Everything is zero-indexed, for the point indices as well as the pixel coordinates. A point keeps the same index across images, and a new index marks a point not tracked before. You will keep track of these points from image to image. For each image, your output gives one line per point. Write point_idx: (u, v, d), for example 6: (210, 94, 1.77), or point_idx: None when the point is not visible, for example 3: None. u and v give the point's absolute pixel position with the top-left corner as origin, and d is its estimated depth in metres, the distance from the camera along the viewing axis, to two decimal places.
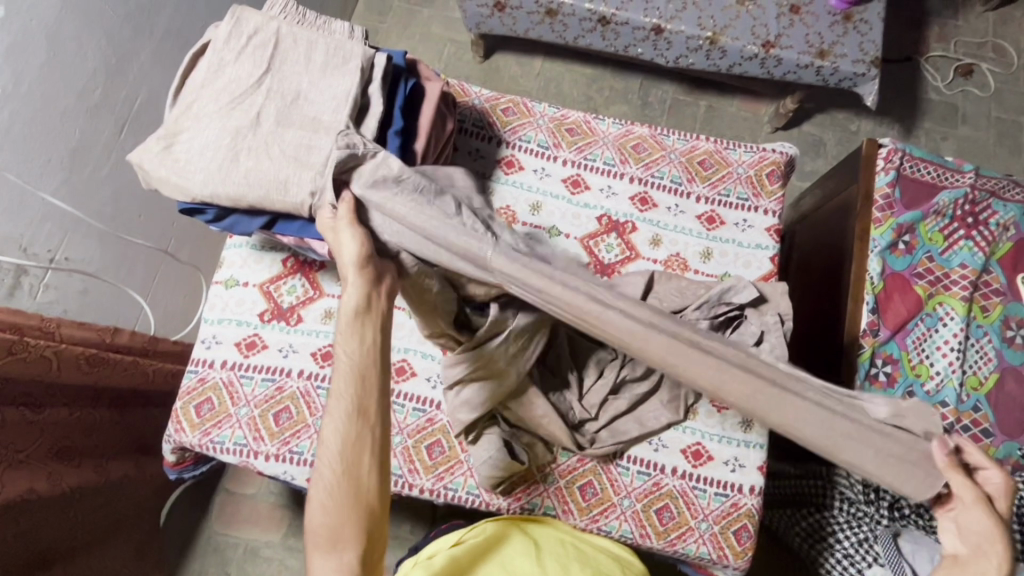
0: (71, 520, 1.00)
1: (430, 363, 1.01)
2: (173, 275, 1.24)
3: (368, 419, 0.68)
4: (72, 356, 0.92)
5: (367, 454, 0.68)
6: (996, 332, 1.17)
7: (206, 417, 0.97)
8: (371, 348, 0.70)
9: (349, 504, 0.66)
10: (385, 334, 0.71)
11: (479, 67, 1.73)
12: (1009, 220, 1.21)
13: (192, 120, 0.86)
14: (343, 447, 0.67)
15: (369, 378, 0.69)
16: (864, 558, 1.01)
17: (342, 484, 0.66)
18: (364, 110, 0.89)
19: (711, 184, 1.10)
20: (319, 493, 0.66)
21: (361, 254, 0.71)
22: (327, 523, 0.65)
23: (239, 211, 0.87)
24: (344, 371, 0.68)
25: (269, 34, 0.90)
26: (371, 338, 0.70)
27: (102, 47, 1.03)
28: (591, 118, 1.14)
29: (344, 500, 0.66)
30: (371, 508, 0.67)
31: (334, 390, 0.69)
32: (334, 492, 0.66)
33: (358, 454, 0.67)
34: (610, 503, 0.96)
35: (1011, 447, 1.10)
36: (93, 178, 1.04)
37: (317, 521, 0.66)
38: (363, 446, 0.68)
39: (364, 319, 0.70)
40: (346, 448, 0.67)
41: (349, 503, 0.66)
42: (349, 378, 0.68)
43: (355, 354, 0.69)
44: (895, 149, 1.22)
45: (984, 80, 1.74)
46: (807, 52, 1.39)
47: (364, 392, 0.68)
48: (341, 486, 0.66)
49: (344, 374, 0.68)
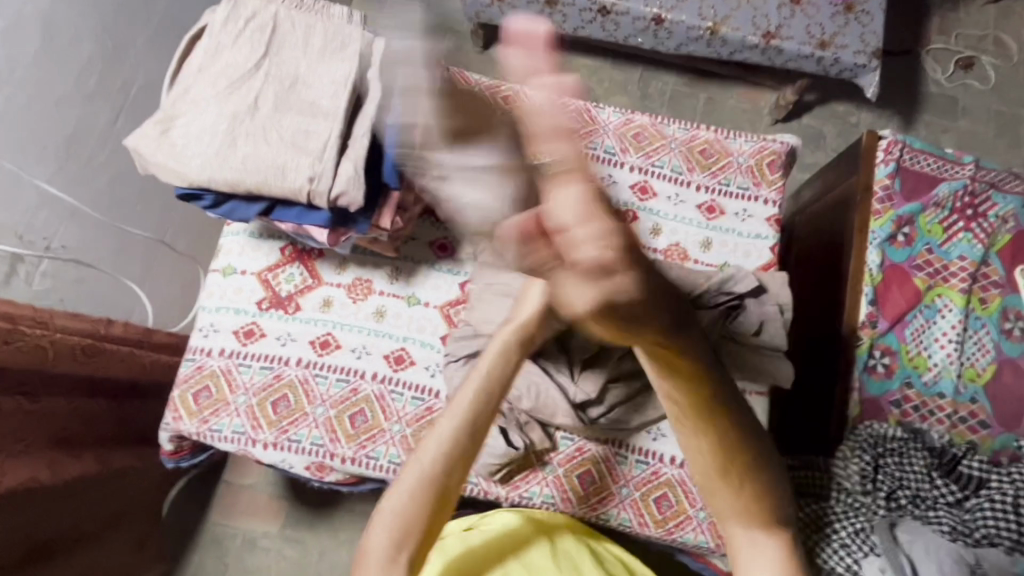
0: (71, 510, 0.99)
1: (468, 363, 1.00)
2: (170, 264, 1.24)
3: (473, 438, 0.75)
4: (68, 346, 0.91)
5: (461, 463, 0.74)
6: (995, 324, 1.17)
7: (204, 405, 0.97)
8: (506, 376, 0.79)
9: (431, 500, 0.71)
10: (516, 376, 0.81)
11: (478, 58, 1.73)
12: (1008, 212, 1.21)
13: (189, 106, 0.85)
14: (447, 449, 0.73)
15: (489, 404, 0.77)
16: (861, 547, 1.00)
17: (433, 481, 0.72)
18: (363, 97, 0.89)
19: (712, 174, 1.10)
20: (410, 480, 0.72)
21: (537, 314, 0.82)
22: (405, 510, 0.70)
23: (238, 197, 0.87)
24: (476, 384, 0.77)
25: (267, 19, 0.89)
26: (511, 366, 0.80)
27: (99, 33, 1.03)
28: (591, 106, 1.13)
29: (427, 495, 0.71)
30: (442, 513, 0.72)
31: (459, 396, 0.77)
32: (423, 484, 0.71)
33: (455, 461, 0.73)
34: (609, 491, 0.96)
35: (1007, 438, 1.11)
36: (89, 165, 1.03)
37: (398, 505, 0.70)
38: (462, 456, 0.74)
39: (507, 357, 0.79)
40: (450, 451, 0.73)
41: (433, 500, 0.71)
42: (479, 398, 0.77)
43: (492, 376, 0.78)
44: (895, 140, 1.22)
45: (984, 73, 1.74)
46: (809, 43, 1.38)
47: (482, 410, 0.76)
48: (431, 482, 0.72)
49: (474, 390, 0.77)
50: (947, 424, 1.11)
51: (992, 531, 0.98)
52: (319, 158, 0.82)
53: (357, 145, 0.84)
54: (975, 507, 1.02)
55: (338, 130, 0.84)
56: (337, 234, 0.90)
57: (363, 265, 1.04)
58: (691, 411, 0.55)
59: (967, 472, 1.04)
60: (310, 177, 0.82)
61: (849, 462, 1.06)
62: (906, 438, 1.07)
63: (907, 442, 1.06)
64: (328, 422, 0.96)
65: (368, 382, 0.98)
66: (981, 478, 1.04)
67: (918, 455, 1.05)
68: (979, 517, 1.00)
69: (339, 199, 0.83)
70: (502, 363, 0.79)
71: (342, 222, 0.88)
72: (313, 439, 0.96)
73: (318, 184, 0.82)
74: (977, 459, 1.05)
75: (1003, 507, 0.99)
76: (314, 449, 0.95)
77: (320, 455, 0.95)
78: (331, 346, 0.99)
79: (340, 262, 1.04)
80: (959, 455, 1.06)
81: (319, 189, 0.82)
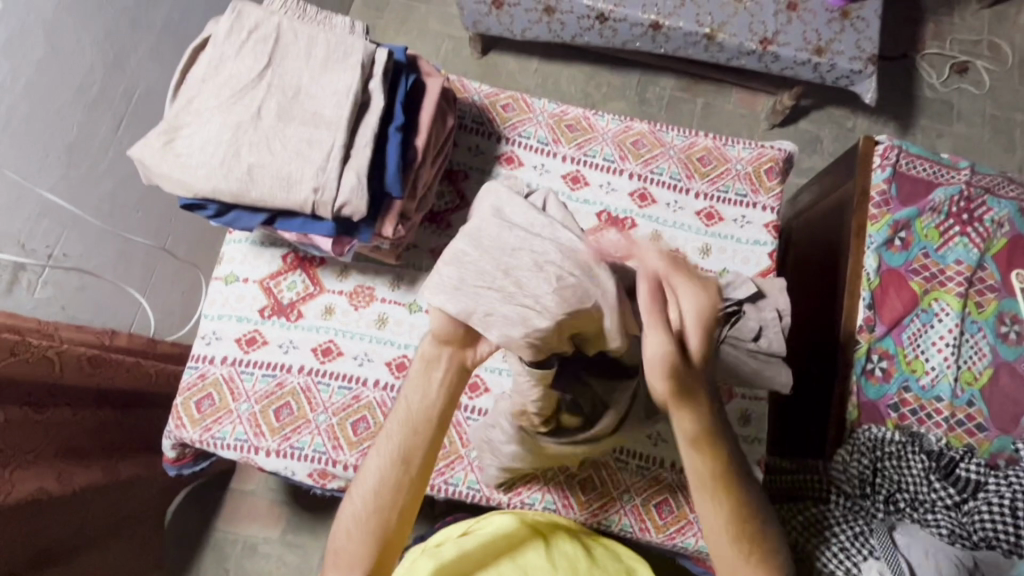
0: (79, 519, 1.00)
1: (498, 377, 1.01)
2: (172, 272, 1.24)
3: (407, 468, 0.69)
4: (75, 357, 0.92)
5: (401, 500, 0.70)
6: (991, 328, 1.18)
7: (206, 413, 0.97)
8: (433, 404, 0.69)
9: (373, 539, 0.69)
10: (450, 394, 0.70)
11: (476, 63, 1.73)
12: (1003, 217, 1.22)
13: (192, 116, 0.86)
14: (380, 488, 0.69)
15: (418, 430, 0.69)
16: (860, 551, 1.00)
17: (371, 519, 0.69)
18: (365, 106, 0.89)
19: (710, 181, 1.11)
20: (347, 519, 0.69)
21: (441, 336, 0.66)
22: (347, 548, 0.69)
23: (241, 206, 0.87)
24: (398, 416, 0.69)
25: (269, 29, 0.89)
26: (439, 388, 0.69)
27: (100, 42, 1.03)
28: (590, 114, 1.14)
29: (367, 535, 0.69)
30: (387, 549, 0.70)
31: (387, 429, 0.70)
32: (358, 522, 0.69)
33: (393, 498, 0.69)
34: (610, 497, 0.97)
35: (1004, 441, 1.12)
36: (91, 175, 1.04)
37: (340, 542, 0.70)
38: (396, 490, 0.69)
39: (431, 375, 0.69)
40: (382, 491, 0.69)
41: (374, 539, 0.69)
42: (404, 428, 0.69)
43: (415, 405, 0.69)
44: (891, 145, 1.23)
45: (978, 78, 1.75)
46: (805, 49, 1.39)
47: (413, 443, 0.69)
48: (368, 521, 0.69)
49: (399, 418, 0.69)
50: (944, 428, 1.12)
51: (991, 534, 1.00)
52: (322, 168, 0.83)
53: (359, 155, 0.85)
54: (974, 510, 1.03)
55: (341, 140, 0.85)
56: (342, 243, 0.91)
57: (365, 273, 1.04)
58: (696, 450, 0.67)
59: (965, 476, 1.05)
60: (314, 187, 0.83)
61: (848, 464, 1.07)
62: (903, 442, 1.07)
63: (905, 445, 1.06)
64: (330, 429, 0.97)
65: (370, 389, 0.98)
66: (978, 481, 1.04)
67: (917, 458, 1.06)
68: (978, 520, 1.01)
69: (342, 208, 0.84)
70: (425, 387, 0.69)
71: (347, 232, 0.89)
72: (316, 446, 0.96)
73: (322, 195, 0.83)
74: (975, 462, 1.06)
75: (1001, 511, 1.00)
76: (316, 457, 0.96)
77: (322, 462, 0.96)
78: (333, 353, 1.00)
79: (342, 269, 1.04)
80: (956, 458, 1.07)
81: (323, 200, 0.83)
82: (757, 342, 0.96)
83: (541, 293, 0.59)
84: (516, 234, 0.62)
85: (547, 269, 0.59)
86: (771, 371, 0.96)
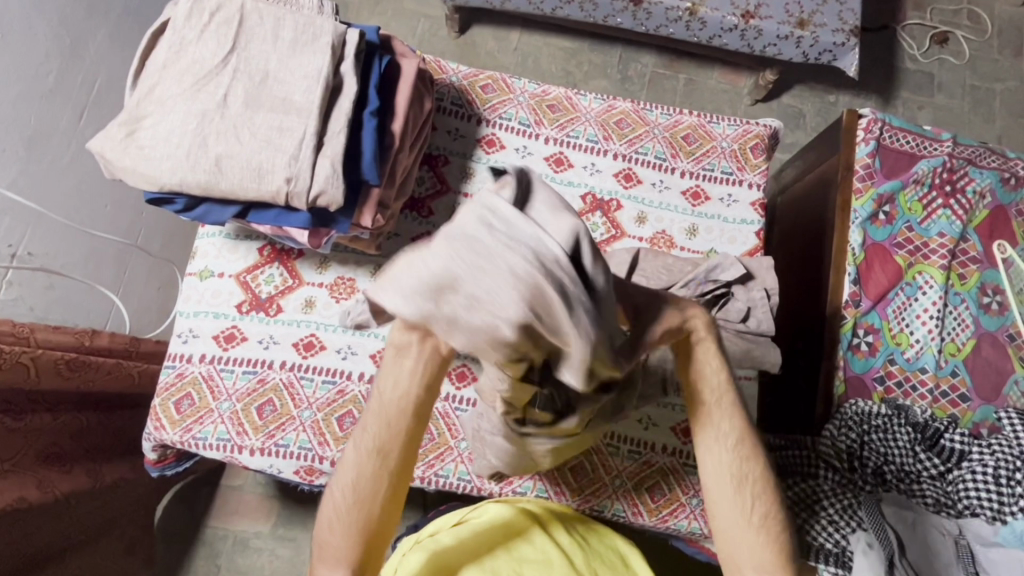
0: (67, 525, 0.97)
1: None
2: (145, 268, 1.19)
3: (385, 460, 0.64)
4: (51, 361, 0.88)
5: (382, 493, 0.65)
6: (974, 299, 1.18)
7: (186, 413, 0.94)
8: (408, 392, 0.62)
9: (357, 533, 0.65)
10: (425, 381, 0.62)
11: (454, 43, 1.69)
12: (985, 187, 1.22)
13: (155, 105, 0.82)
14: (358, 481, 0.64)
15: (392, 422, 0.63)
16: (847, 523, 1.00)
17: (352, 511, 0.65)
18: (338, 91, 0.86)
19: (696, 159, 1.09)
20: (328, 513, 0.65)
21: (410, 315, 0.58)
22: (330, 542, 0.65)
23: (211, 200, 0.84)
24: (373, 408, 0.64)
25: (232, 10, 0.85)
26: (411, 377, 0.61)
27: (54, 29, 0.98)
28: (573, 94, 1.11)
29: (350, 528, 0.65)
30: (374, 544, 0.65)
31: (363, 421, 0.65)
32: (341, 515, 0.65)
33: (374, 491, 0.65)
34: (602, 483, 0.97)
35: (987, 410, 1.13)
36: (53, 168, 0.99)
37: (324, 538, 0.66)
38: (376, 483, 0.65)
39: (402, 362, 0.62)
40: (360, 485, 0.64)
41: (358, 533, 0.65)
42: (378, 421, 0.64)
43: (389, 393, 0.63)
44: (875, 119, 1.22)
45: (958, 48, 1.74)
46: (788, 22, 1.37)
47: (390, 435, 0.64)
48: (349, 513, 0.65)
49: (375, 411, 0.64)
50: (929, 400, 1.12)
51: (975, 502, 1.00)
52: (294, 157, 0.80)
53: (334, 141, 0.82)
54: (958, 479, 1.03)
55: (313, 127, 0.81)
56: (318, 235, 0.89)
57: (345, 263, 1.02)
58: (722, 415, 0.69)
59: (949, 445, 1.04)
60: (286, 178, 0.80)
61: (837, 439, 1.07)
62: (889, 414, 1.07)
63: (891, 418, 1.06)
64: (315, 425, 0.94)
65: (355, 382, 0.96)
66: (963, 450, 1.03)
67: (902, 430, 1.05)
68: (962, 489, 1.02)
69: (318, 198, 0.81)
70: (398, 376, 0.63)
71: (322, 223, 0.86)
72: (301, 443, 0.94)
73: (295, 185, 0.80)
74: (958, 432, 1.04)
75: (984, 481, 1.00)
76: (302, 454, 0.94)
77: (308, 459, 0.94)
78: (315, 347, 0.97)
79: (321, 261, 1.02)
80: (942, 429, 1.05)
81: (297, 190, 0.80)
82: (745, 322, 0.94)
83: (505, 307, 0.47)
84: (492, 234, 0.47)
85: (515, 279, 0.46)
86: (760, 352, 0.94)
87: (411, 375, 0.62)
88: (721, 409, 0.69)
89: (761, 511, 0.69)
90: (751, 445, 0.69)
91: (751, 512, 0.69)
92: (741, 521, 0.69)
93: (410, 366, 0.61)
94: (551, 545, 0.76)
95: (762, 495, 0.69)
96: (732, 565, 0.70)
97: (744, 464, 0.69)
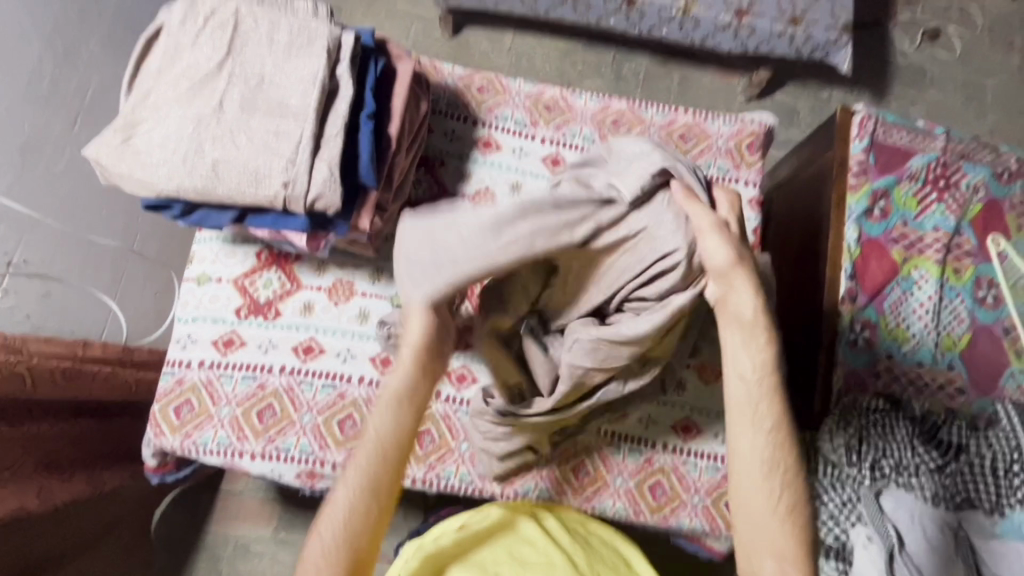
0: (66, 533, 0.96)
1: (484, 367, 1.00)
2: (142, 273, 1.19)
3: (378, 492, 0.67)
4: (47, 371, 0.87)
5: (372, 526, 0.66)
6: (969, 293, 1.19)
7: (186, 419, 0.94)
8: (405, 426, 0.68)
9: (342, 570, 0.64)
10: (421, 415, 0.69)
11: (448, 44, 1.69)
12: (979, 182, 1.23)
13: (150, 111, 0.82)
14: (350, 516, 0.65)
15: (390, 454, 0.67)
16: (848, 517, 1.01)
17: (340, 547, 0.64)
18: (334, 95, 0.86)
19: (691, 158, 1.09)
20: (313, 552, 0.64)
21: (423, 341, 0.68)
22: None
23: (208, 205, 0.84)
24: (369, 442, 0.67)
25: (226, 15, 0.85)
26: (409, 411, 0.68)
27: (47, 35, 0.97)
28: (568, 94, 1.11)
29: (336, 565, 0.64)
30: None
31: (355, 456, 0.67)
32: (326, 553, 0.64)
33: (363, 525, 0.66)
34: (604, 482, 0.97)
35: (984, 403, 1.14)
36: (48, 175, 0.98)
37: None
38: (365, 518, 0.66)
39: (403, 397, 0.68)
40: (352, 519, 0.65)
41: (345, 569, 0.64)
42: (375, 453, 0.67)
43: (385, 429, 0.68)
44: (869, 115, 1.22)
45: (949, 43, 1.75)
46: (780, 20, 1.37)
47: (384, 469, 0.67)
48: (334, 551, 0.64)
49: (370, 444, 0.67)
50: (926, 393, 1.14)
51: (974, 494, 1.02)
52: (291, 160, 0.80)
53: (331, 145, 0.82)
54: (957, 472, 1.03)
55: (310, 130, 0.81)
56: (317, 239, 0.89)
57: (343, 266, 1.02)
58: (762, 398, 0.67)
59: (947, 438, 1.06)
60: (284, 182, 0.80)
61: (835, 435, 1.07)
62: (887, 409, 1.08)
63: (889, 412, 1.07)
64: (316, 429, 0.94)
65: (355, 386, 0.96)
66: (961, 443, 1.05)
67: (901, 424, 1.06)
68: (961, 481, 1.03)
69: (316, 202, 0.81)
70: (394, 412, 0.68)
71: (321, 228, 0.86)
72: (302, 447, 0.94)
73: (293, 189, 0.80)
74: (957, 425, 1.07)
75: (983, 471, 1.02)
76: (304, 458, 0.93)
77: (310, 463, 0.93)
78: (315, 351, 0.97)
79: (319, 265, 1.01)
80: (939, 422, 1.08)
81: (295, 194, 0.80)
82: None
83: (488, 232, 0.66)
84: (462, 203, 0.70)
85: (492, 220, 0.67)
86: None
87: (406, 409, 0.68)
88: (762, 392, 0.67)
89: (788, 502, 0.67)
90: (785, 431, 0.67)
91: (778, 498, 0.67)
92: (767, 507, 0.66)
93: (409, 393, 0.68)
94: (554, 549, 0.76)
95: (793, 485, 0.67)
96: (749, 549, 0.67)
97: (778, 451, 0.67)
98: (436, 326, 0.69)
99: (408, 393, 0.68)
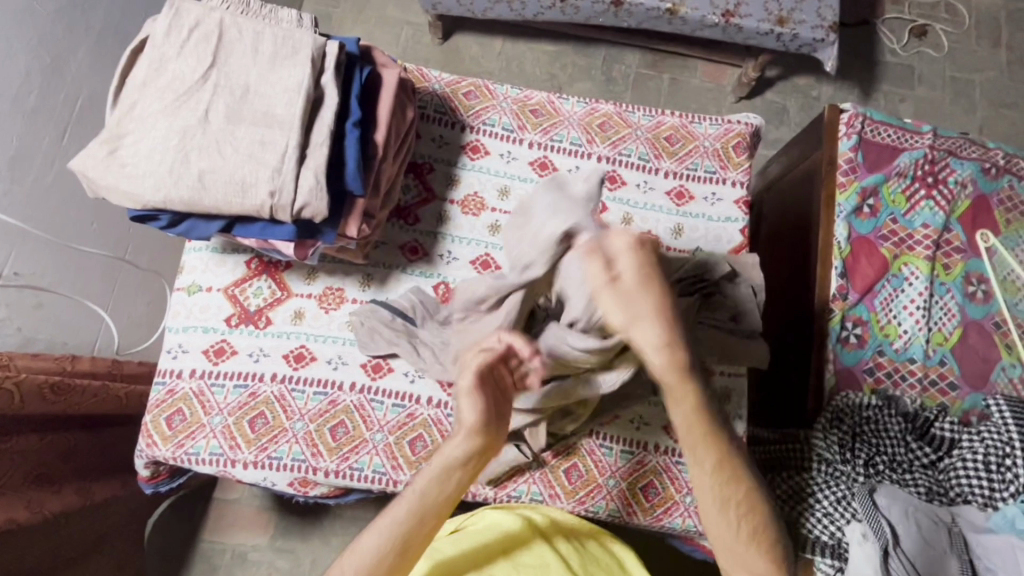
0: (57, 545, 0.96)
1: None
2: (134, 282, 1.19)
3: (402, 553, 0.70)
4: (35, 385, 0.88)
5: None
6: (959, 288, 1.19)
7: (178, 429, 0.94)
8: (448, 494, 0.72)
9: None
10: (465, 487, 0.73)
11: (438, 50, 1.69)
12: (967, 177, 1.23)
13: (135, 123, 0.82)
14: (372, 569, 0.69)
15: (426, 518, 0.71)
16: (843, 515, 1.02)
17: None
18: (319, 103, 0.86)
19: (679, 159, 1.10)
20: None
21: (477, 421, 0.70)
22: None
23: (196, 214, 0.84)
24: (410, 501, 0.71)
25: (211, 26, 0.85)
26: (454, 482, 0.72)
27: (34, 48, 0.97)
28: (555, 98, 1.12)
29: None
30: None
31: (392, 511, 0.71)
32: None
33: None
34: (596, 484, 0.97)
35: (976, 398, 1.14)
36: (37, 187, 0.99)
37: None
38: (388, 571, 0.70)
39: (454, 469, 0.71)
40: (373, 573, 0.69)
41: None
42: (410, 515, 0.71)
43: (429, 495, 0.71)
44: (856, 113, 1.23)
45: (937, 40, 1.76)
46: (767, 20, 1.38)
47: (417, 534, 0.71)
48: None
49: (410, 505, 0.71)
50: (918, 389, 1.14)
51: (965, 489, 1.04)
52: (277, 170, 0.80)
53: (316, 153, 0.82)
54: (950, 467, 1.05)
55: (296, 139, 0.82)
56: (304, 247, 0.89)
57: (333, 274, 1.02)
58: (697, 443, 0.70)
59: (940, 434, 1.06)
60: (270, 191, 0.80)
61: (828, 433, 1.07)
62: (880, 405, 1.08)
63: (882, 409, 1.07)
64: (308, 437, 0.94)
65: (347, 393, 0.96)
66: (952, 439, 1.06)
67: (893, 420, 1.07)
68: (954, 476, 1.05)
69: (302, 210, 0.81)
70: (442, 481, 0.72)
71: (309, 235, 0.86)
72: (294, 455, 0.94)
73: (279, 198, 0.80)
74: (948, 420, 1.07)
75: (974, 466, 1.03)
76: (295, 466, 0.94)
77: (302, 471, 0.94)
78: (306, 358, 0.97)
79: (309, 272, 1.02)
80: (931, 419, 1.07)
81: (281, 203, 0.80)
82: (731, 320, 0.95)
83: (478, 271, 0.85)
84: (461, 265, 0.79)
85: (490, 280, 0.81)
86: (748, 348, 0.95)
87: (449, 482, 0.71)
88: (693, 439, 0.70)
89: (749, 528, 0.71)
90: (728, 468, 0.71)
91: (738, 529, 0.71)
92: (732, 537, 0.71)
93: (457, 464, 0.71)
94: (550, 552, 0.76)
95: (748, 515, 0.71)
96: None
97: (726, 489, 0.71)
98: (490, 405, 0.71)
99: (458, 464, 0.72)
